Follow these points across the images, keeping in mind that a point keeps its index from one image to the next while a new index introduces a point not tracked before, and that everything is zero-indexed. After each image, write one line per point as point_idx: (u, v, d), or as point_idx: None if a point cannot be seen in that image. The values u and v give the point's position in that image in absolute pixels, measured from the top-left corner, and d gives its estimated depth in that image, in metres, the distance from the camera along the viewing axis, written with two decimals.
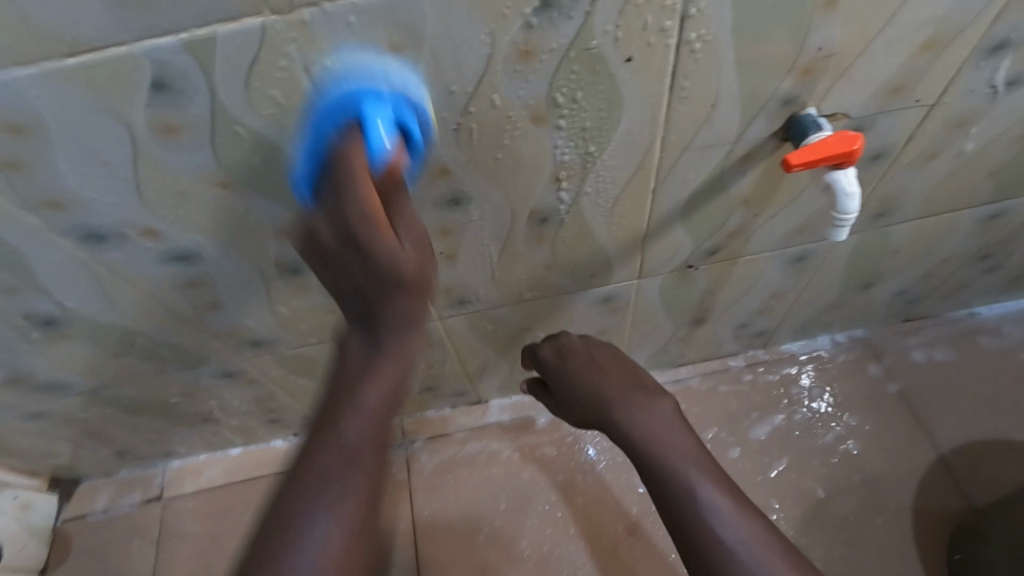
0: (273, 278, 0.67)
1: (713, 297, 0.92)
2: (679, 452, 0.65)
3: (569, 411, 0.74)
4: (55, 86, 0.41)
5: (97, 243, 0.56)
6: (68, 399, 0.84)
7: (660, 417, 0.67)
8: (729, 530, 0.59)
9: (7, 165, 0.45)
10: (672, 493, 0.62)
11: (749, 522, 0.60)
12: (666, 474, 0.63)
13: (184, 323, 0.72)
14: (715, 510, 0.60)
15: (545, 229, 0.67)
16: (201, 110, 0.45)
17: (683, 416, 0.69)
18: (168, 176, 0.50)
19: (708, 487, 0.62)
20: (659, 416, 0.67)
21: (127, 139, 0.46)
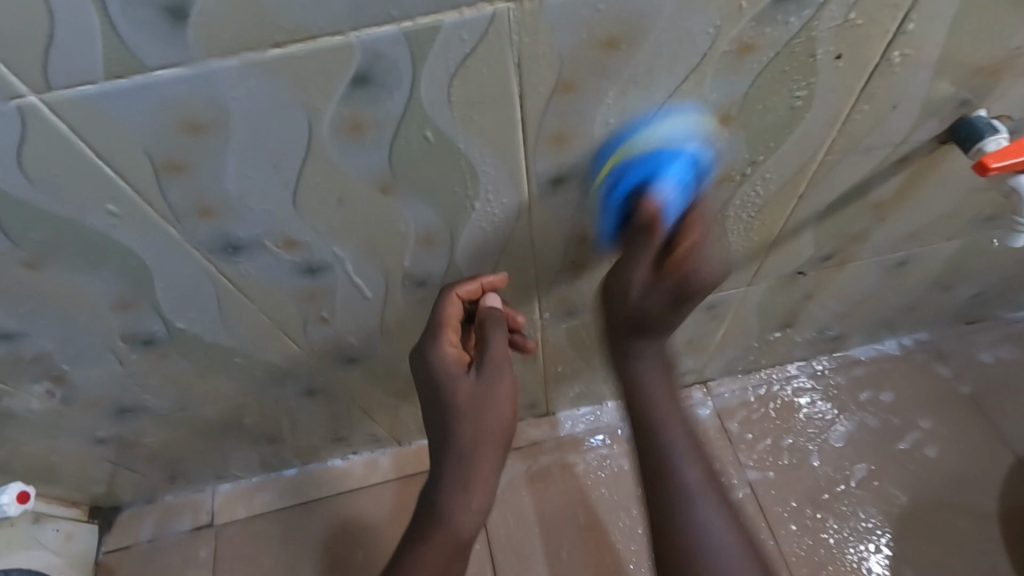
0: (395, 290, 0.62)
1: (807, 302, 0.90)
2: (686, 461, 0.54)
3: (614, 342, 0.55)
4: (251, 80, 0.36)
5: (230, 254, 0.51)
6: (139, 421, 0.78)
7: (677, 409, 0.55)
8: (692, 496, 0.52)
9: (169, 169, 0.41)
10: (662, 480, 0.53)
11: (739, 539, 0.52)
12: (665, 456, 0.54)
13: (288, 339, 0.66)
14: (700, 523, 0.52)
15: None
16: (395, 109, 0.40)
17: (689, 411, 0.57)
18: (333, 181, 0.46)
19: (702, 508, 0.52)
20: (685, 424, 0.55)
21: (304, 140, 0.41)
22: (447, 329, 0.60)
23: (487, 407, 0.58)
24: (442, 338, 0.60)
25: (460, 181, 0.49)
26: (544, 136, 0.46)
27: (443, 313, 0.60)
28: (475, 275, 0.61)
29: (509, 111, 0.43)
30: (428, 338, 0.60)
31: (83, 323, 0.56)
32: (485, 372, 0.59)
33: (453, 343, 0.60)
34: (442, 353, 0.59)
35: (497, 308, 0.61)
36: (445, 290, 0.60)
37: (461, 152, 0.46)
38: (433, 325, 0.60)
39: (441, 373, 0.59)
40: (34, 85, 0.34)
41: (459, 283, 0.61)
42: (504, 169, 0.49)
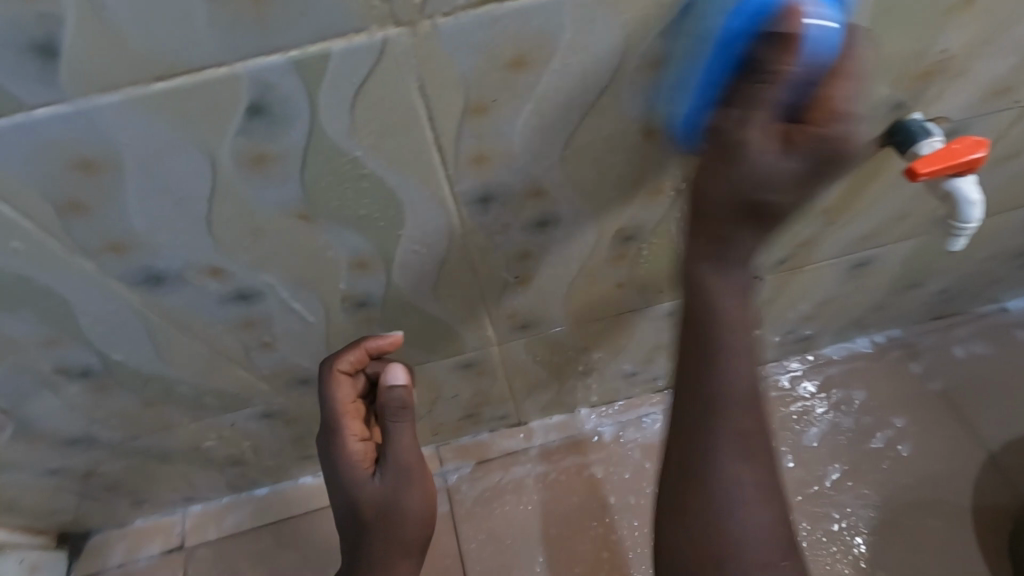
0: (335, 313, 0.61)
1: (769, 306, 0.89)
2: (731, 459, 0.53)
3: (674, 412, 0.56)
4: (137, 115, 0.35)
5: (153, 286, 0.50)
6: (92, 451, 0.77)
7: (745, 358, 0.54)
8: (732, 483, 0.53)
9: (69, 208, 0.40)
10: (708, 483, 0.53)
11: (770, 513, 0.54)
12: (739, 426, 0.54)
13: (232, 365, 0.65)
14: (731, 486, 0.53)
15: (627, 247, 0.63)
16: (299, 138, 0.40)
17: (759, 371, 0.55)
18: (247, 212, 0.45)
19: (746, 489, 0.53)
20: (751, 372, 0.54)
21: (208, 171, 0.40)
22: (345, 418, 0.63)
23: (408, 483, 0.62)
24: (344, 430, 0.63)
25: (383, 206, 0.48)
26: (462, 158, 0.45)
27: (336, 399, 0.63)
28: (358, 342, 0.62)
29: (420, 135, 0.42)
30: (331, 429, 0.63)
31: (13, 359, 0.55)
32: (392, 464, 0.62)
33: (354, 428, 0.64)
34: (346, 446, 0.63)
35: (399, 387, 0.61)
36: (329, 369, 0.62)
37: (378, 178, 0.45)
38: (331, 415, 0.63)
39: (352, 466, 0.63)
40: None
41: (341, 359, 0.62)
42: (427, 192, 0.48)
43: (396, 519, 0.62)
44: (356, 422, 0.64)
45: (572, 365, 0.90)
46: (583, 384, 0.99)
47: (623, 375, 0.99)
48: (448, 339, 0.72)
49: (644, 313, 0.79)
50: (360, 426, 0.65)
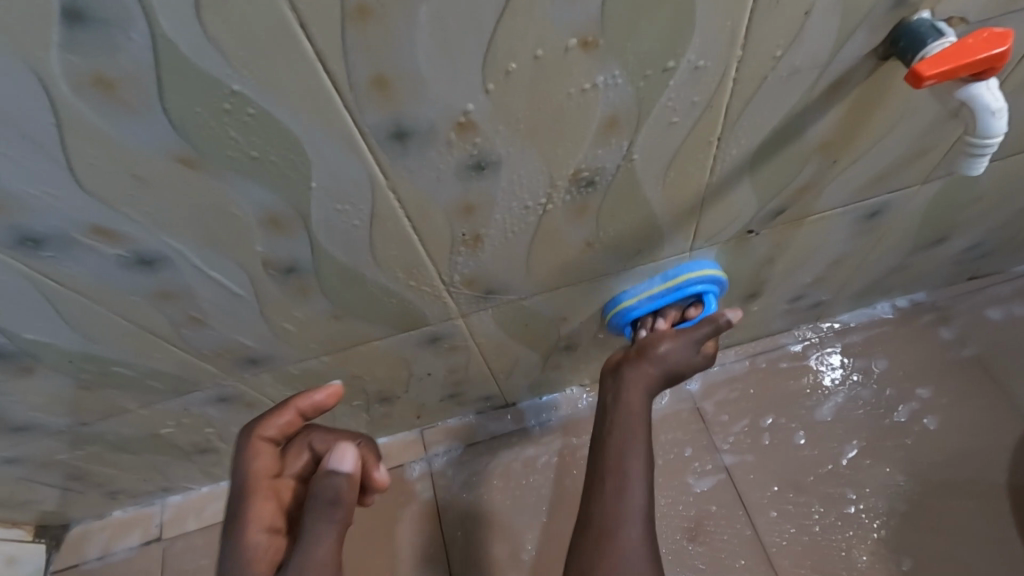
0: (263, 282, 0.55)
1: (770, 267, 0.80)
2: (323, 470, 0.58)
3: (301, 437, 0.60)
4: None
5: (36, 250, 0.44)
6: (42, 440, 0.73)
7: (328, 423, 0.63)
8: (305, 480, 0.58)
9: None
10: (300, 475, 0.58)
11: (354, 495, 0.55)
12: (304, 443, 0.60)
13: (163, 344, 0.60)
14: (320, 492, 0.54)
15: (588, 196, 0.55)
16: (142, 52, 0.33)
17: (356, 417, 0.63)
18: (114, 154, 0.39)
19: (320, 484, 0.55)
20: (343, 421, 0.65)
21: (45, 99, 0.34)
22: (256, 495, 0.56)
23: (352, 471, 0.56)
24: (252, 506, 0.55)
25: (278, 145, 0.41)
26: (359, 81, 0.38)
27: (250, 470, 0.57)
28: (287, 403, 0.59)
29: (296, 48, 0.35)
30: (237, 499, 0.56)
31: None
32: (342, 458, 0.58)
33: (267, 497, 0.56)
34: (247, 520, 0.54)
35: (339, 474, 0.51)
36: (251, 436, 0.58)
37: (262, 109, 0.38)
38: (242, 489, 0.56)
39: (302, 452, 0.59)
40: None
41: (265, 421, 0.58)
42: (327, 127, 0.41)
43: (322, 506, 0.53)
44: (266, 502, 0.56)
45: (552, 339, 0.83)
46: (571, 361, 0.91)
47: (612, 350, 0.92)
48: (404, 311, 0.66)
49: (625, 277, 0.71)
50: (271, 512, 0.56)
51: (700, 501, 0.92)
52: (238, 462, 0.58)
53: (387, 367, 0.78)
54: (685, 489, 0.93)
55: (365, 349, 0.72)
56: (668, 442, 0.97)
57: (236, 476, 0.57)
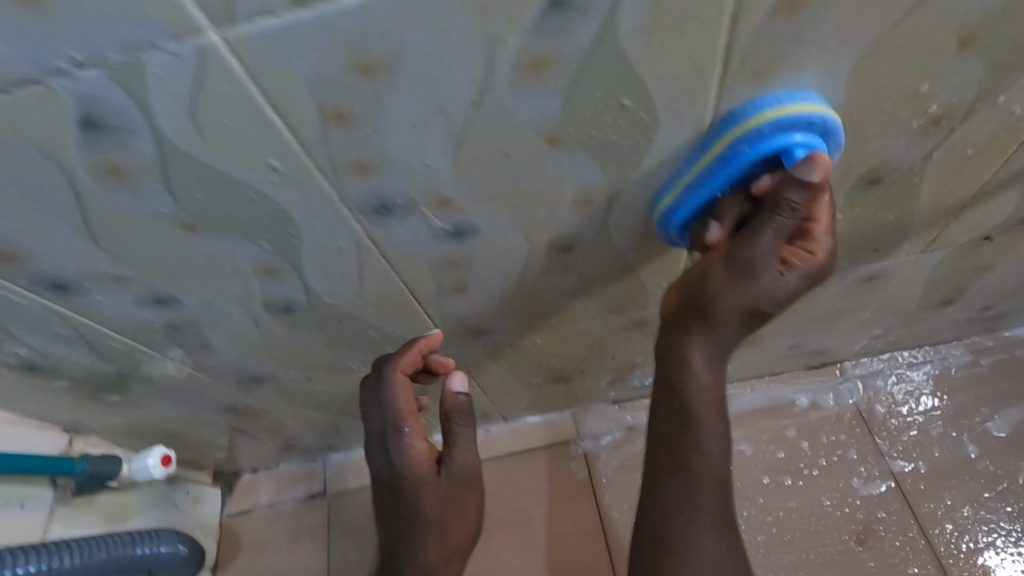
0: (536, 257, 0.57)
1: (983, 273, 0.78)
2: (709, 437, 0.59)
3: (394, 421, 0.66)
4: (433, 6, 0.32)
5: (380, 215, 0.47)
6: (266, 391, 0.78)
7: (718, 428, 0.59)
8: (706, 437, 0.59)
9: (334, 117, 0.38)
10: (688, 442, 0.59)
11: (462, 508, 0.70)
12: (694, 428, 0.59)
13: (418, 310, 0.63)
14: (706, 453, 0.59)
15: (867, 192, 0.55)
16: (589, 33, 0.35)
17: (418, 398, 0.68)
18: (500, 131, 0.41)
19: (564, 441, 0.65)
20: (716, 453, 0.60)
21: (478, 77, 0.36)
22: (410, 420, 0.66)
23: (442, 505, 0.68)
24: (409, 431, 0.66)
25: (635, 130, 0.43)
26: (747, 69, 0.39)
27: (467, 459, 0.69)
28: (414, 343, 0.65)
29: (713, 39, 0.37)
30: (414, 474, 0.67)
31: (228, 292, 0.54)
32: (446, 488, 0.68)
33: (423, 452, 0.68)
34: (438, 492, 0.68)
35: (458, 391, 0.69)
36: (392, 368, 0.64)
37: (647, 95, 0.40)
38: (394, 414, 0.65)
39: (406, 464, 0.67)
40: (211, 13, 0.30)
41: (405, 364, 0.64)
42: (691, 114, 0.42)
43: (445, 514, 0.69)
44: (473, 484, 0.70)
45: None
46: (743, 355, 0.92)
47: (785, 347, 0.91)
48: (634, 293, 0.67)
49: (846, 274, 0.71)
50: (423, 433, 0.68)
51: (866, 504, 0.91)
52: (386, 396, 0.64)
53: (582, 346, 0.80)
54: (849, 492, 0.92)
55: (575, 327, 0.74)
56: (829, 443, 0.96)
57: (448, 460, 0.69)
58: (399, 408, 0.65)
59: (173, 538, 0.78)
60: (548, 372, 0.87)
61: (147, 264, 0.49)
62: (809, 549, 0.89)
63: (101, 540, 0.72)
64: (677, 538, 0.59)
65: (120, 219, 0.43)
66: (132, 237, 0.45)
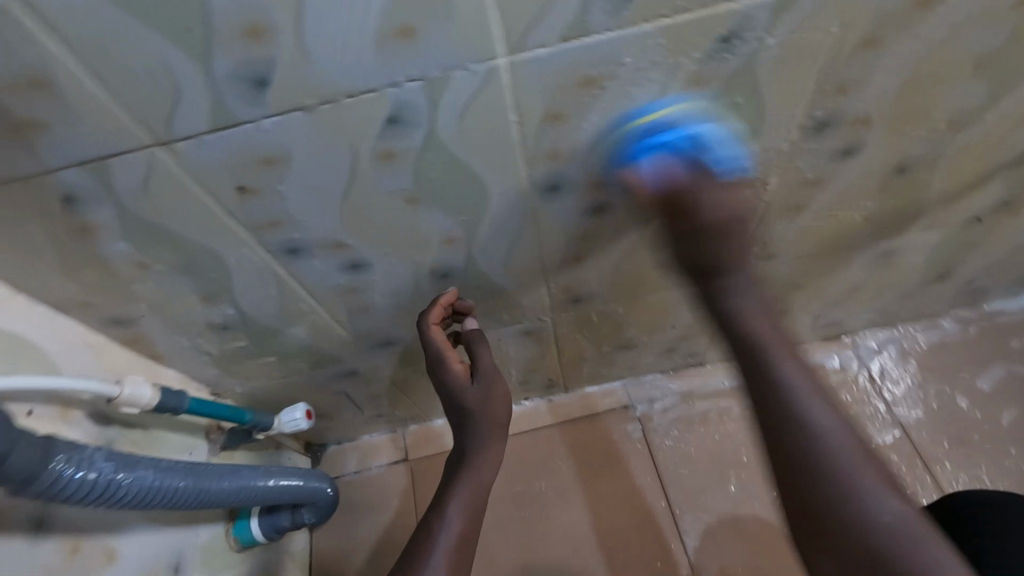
0: (646, 232, 0.73)
1: (972, 251, 0.96)
2: (785, 361, 0.57)
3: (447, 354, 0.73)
4: (649, 42, 0.48)
5: (549, 195, 0.62)
6: (389, 356, 0.91)
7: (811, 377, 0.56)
8: (803, 398, 0.55)
9: (554, 117, 0.53)
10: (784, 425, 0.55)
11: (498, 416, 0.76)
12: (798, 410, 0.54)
13: (541, 278, 0.78)
14: (790, 378, 0.56)
15: (896, 180, 0.73)
16: (738, 61, 0.51)
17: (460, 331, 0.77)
18: (659, 128, 0.57)
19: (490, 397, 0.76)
20: (804, 376, 0.56)
21: (657, 90, 0.52)
22: (449, 350, 0.74)
23: (491, 406, 0.75)
24: (449, 358, 0.74)
25: (748, 129, 0.59)
26: (831, 85, 0.56)
27: (490, 364, 0.76)
28: (436, 297, 0.73)
29: (815, 64, 0.54)
30: (455, 389, 0.75)
31: (410, 260, 0.69)
32: (485, 387, 0.75)
33: (461, 371, 0.75)
34: (492, 400, 0.75)
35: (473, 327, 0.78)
36: (425, 322, 0.73)
37: (762, 103, 0.57)
38: (434, 351, 0.73)
39: (453, 383, 0.74)
40: (509, 45, 0.45)
41: (438, 310, 0.73)
42: (787, 118, 0.59)
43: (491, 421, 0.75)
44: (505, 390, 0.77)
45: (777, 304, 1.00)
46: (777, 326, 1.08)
47: (811, 319, 1.09)
48: (707, 265, 0.83)
49: (870, 250, 0.89)
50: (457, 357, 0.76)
51: (881, 449, 1.08)
52: (429, 336, 0.72)
53: (652, 315, 0.95)
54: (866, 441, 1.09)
55: (653, 297, 0.89)
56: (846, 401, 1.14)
57: (480, 371, 0.75)
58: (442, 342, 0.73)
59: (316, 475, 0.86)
60: (617, 341, 1.02)
61: (365, 233, 0.62)
62: None
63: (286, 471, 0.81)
64: (820, 468, 0.52)
65: (367, 195, 0.57)
66: (368, 210, 0.59)
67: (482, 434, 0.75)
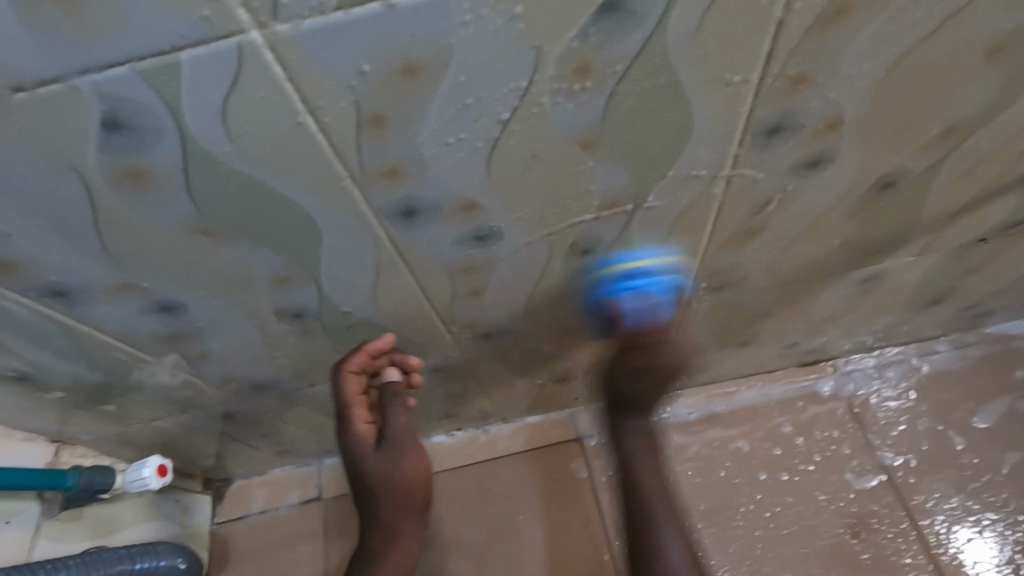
0: (555, 260, 0.56)
1: (972, 275, 0.80)
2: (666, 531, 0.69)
3: (353, 411, 0.65)
4: (489, 11, 0.32)
5: (405, 221, 0.46)
6: (266, 398, 0.75)
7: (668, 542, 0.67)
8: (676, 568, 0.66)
9: (371, 121, 0.37)
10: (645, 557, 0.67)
11: (416, 484, 0.69)
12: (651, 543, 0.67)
13: (430, 315, 0.62)
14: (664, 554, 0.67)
15: (878, 199, 0.56)
16: (632, 39, 0.35)
17: (392, 388, 0.66)
18: (535, 136, 0.41)
19: (409, 462, 0.68)
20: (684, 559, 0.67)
21: (522, 81, 0.36)
22: (354, 408, 0.66)
23: (400, 475, 0.68)
24: (353, 415, 0.66)
25: (668, 136, 0.43)
26: (781, 78, 0.40)
27: (401, 435, 0.67)
28: (359, 345, 0.62)
29: (755, 46, 0.37)
30: (354, 451, 0.66)
31: (241, 299, 0.53)
32: (394, 448, 0.67)
33: (368, 433, 0.67)
34: (403, 469, 0.68)
35: (394, 383, 0.65)
36: (340, 368, 0.63)
37: (683, 103, 0.41)
38: (341, 404, 0.65)
39: (354, 447, 0.66)
40: (259, 12, 0.30)
41: (354, 360, 0.63)
42: (722, 121, 0.43)
43: (403, 487, 0.68)
44: (417, 466, 0.68)
45: (740, 333, 0.84)
46: (743, 354, 0.93)
47: (782, 347, 0.93)
48: None
49: (848, 276, 0.72)
50: (368, 413, 0.68)
51: (860, 498, 0.92)
52: (337, 385, 0.64)
53: (588, 350, 0.79)
54: (843, 488, 0.94)
55: (584, 330, 0.73)
56: (822, 439, 0.98)
57: (387, 437, 0.67)
58: (348, 396, 0.64)
59: (169, 551, 0.75)
60: (551, 374, 0.86)
61: (157, 270, 0.47)
62: (806, 544, 0.91)
63: (96, 559, 0.68)
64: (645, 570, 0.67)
65: (135, 225, 0.42)
66: (146, 243, 0.44)
67: (392, 498, 0.68)
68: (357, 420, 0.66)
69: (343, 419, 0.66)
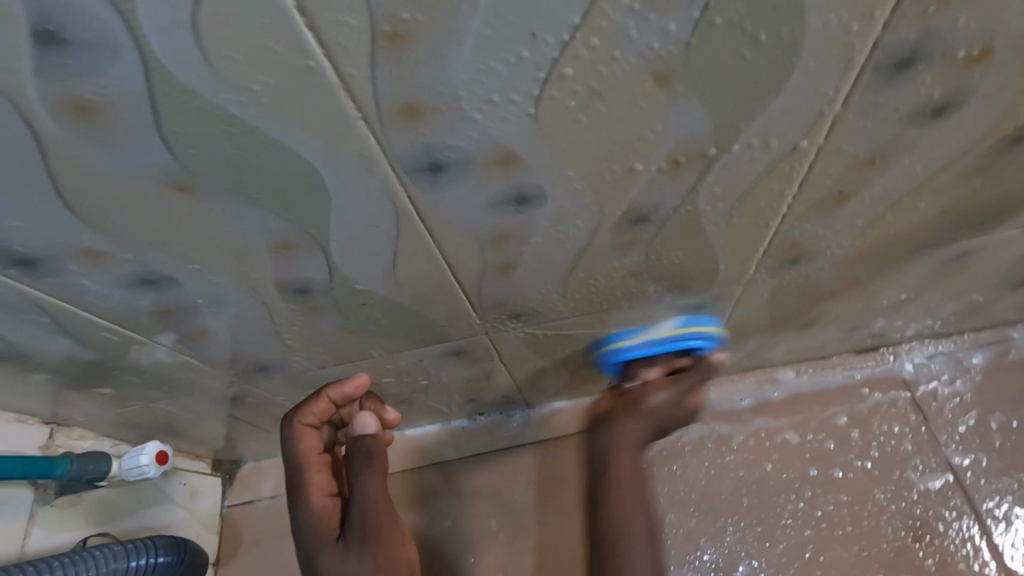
0: (605, 228, 0.47)
1: None
2: None
3: (308, 479, 0.57)
4: None
5: (430, 178, 0.38)
6: (273, 381, 0.68)
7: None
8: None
9: (390, 38, 0.28)
10: None
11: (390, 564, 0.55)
12: None
13: (456, 292, 0.53)
14: None
15: (1000, 156, 0.46)
16: None
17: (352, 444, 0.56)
18: (599, 65, 0.32)
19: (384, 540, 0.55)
20: None
21: None
22: (311, 471, 0.57)
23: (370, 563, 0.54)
24: (309, 482, 0.57)
25: (766, 70, 0.34)
26: None
27: (368, 505, 0.55)
28: (321, 390, 0.57)
29: None
30: (313, 534, 0.55)
31: (238, 270, 0.45)
32: (359, 524, 0.55)
33: (328, 506, 0.56)
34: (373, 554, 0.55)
35: (367, 437, 0.55)
36: (293, 422, 0.57)
37: (793, 21, 0.31)
38: (295, 468, 0.57)
39: (311, 530, 0.55)
40: None
41: (315, 404, 0.57)
42: (839, 48, 0.33)
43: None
44: (390, 547, 0.56)
45: (800, 316, 0.74)
46: (799, 338, 0.83)
47: (842, 331, 0.83)
48: (700, 275, 0.58)
49: (938, 253, 0.62)
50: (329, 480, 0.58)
51: (924, 498, 0.84)
52: (289, 440, 0.57)
53: None
54: (906, 487, 0.85)
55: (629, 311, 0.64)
56: (882, 431, 0.89)
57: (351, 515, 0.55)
58: (303, 456, 0.57)
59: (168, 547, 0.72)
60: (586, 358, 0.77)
61: (134, 234, 0.39)
62: (863, 546, 0.82)
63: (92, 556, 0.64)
64: None
65: (99, 175, 0.34)
66: (115, 200, 0.36)
67: None
68: (315, 489, 0.56)
69: (297, 491, 0.57)
